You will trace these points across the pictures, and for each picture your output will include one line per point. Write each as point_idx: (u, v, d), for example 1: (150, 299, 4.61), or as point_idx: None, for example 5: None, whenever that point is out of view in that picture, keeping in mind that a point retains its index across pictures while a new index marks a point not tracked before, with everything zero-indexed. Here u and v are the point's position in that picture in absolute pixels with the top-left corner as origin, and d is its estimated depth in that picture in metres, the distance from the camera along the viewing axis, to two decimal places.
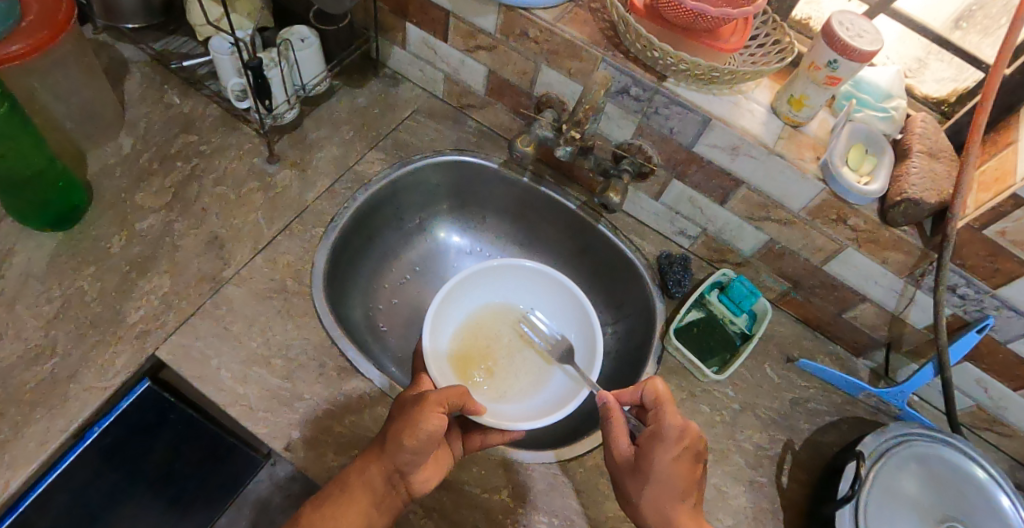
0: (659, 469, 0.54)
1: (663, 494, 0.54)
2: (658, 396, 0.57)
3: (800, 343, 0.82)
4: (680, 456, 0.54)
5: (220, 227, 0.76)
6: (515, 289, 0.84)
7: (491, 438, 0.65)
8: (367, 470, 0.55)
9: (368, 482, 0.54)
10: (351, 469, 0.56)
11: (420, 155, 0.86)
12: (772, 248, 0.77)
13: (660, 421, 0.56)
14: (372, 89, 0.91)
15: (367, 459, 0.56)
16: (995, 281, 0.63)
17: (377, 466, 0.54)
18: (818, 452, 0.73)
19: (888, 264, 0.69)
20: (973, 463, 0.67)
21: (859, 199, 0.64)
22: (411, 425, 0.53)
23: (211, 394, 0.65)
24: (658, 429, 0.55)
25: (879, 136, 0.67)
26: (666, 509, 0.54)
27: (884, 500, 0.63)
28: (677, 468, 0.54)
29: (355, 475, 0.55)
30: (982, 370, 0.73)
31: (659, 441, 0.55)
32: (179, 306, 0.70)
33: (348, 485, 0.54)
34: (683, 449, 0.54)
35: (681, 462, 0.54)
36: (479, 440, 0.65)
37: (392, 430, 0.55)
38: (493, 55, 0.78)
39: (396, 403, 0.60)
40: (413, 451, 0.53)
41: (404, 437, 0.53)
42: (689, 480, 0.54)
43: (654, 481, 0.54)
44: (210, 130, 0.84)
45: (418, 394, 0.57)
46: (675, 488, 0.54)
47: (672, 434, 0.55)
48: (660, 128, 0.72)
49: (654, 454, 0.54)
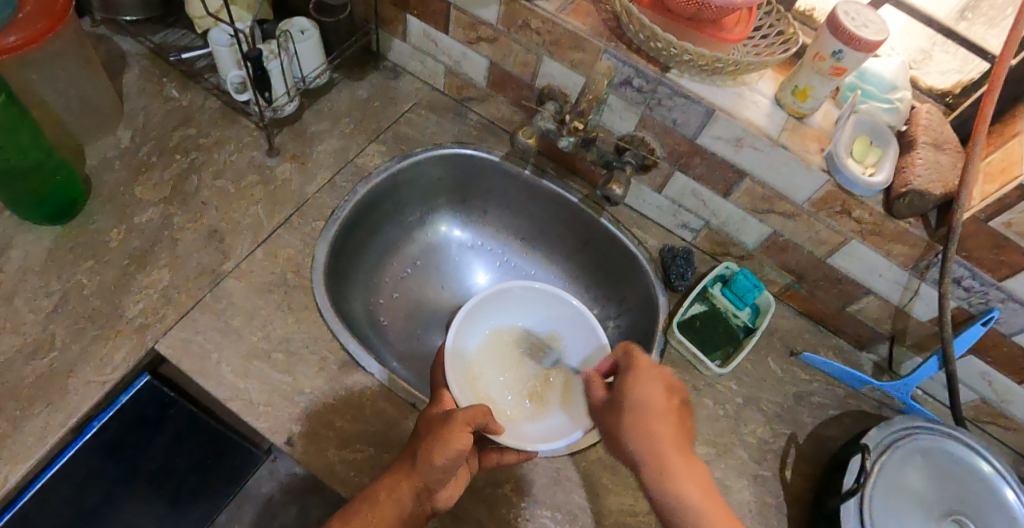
0: (633, 397, 0.57)
1: (643, 420, 0.56)
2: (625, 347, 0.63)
3: (803, 336, 0.81)
4: (652, 381, 0.58)
5: (219, 220, 0.76)
6: (561, 327, 0.83)
7: (508, 456, 0.65)
8: (397, 487, 0.54)
9: (398, 500, 0.54)
10: (378, 487, 0.55)
11: (421, 148, 0.85)
12: (776, 240, 0.77)
13: (629, 360, 0.61)
14: (372, 82, 0.90)
15: (396, 477, 0.55)
16: (1000, 273, 0.63)
17: (406, 484, 0.54)
18: (822, 446, 0.73)
19: (893, 257, 0.68)
20: (978, 456, 0.66)
21: (865, 190, 0.64)
22: (440, 444, 0.53)
23: (210, 387, 0.64)
24: (628, 369, 0.60)
25: (884, 128, 0.67)
26: (647, 438, 0.55)
27: (891, 495, 0.63)
28: (651, 393, 0.57)
29: (384, 493, 0.54)
30: (987, 363, 0.72)
31: (629, 373, 0.59)
32: (178, 300, 0.69)
33: (376, 502, 0.53)
34: (654, 374, 0.59)
35: (654, 388, 0.57)
36: (496, 458, 0.65)
37: (422, 448, 0.54)
38: (495, 47, 0.77)
39: (420, 421, 0.60)
40: (443, 470, 0.53)
41: (435, 456, 0.52)
42: (666, 407, 0.57)
43: (630, 410, 0.57)
44: (210, 123, 0.83)
45: (445, 414, 0.57)
46: (651, 412, 0.56)
47: (642, 365, 0.59)
48: (664, 120, 0.71)
49: (627, 388, 0.58)
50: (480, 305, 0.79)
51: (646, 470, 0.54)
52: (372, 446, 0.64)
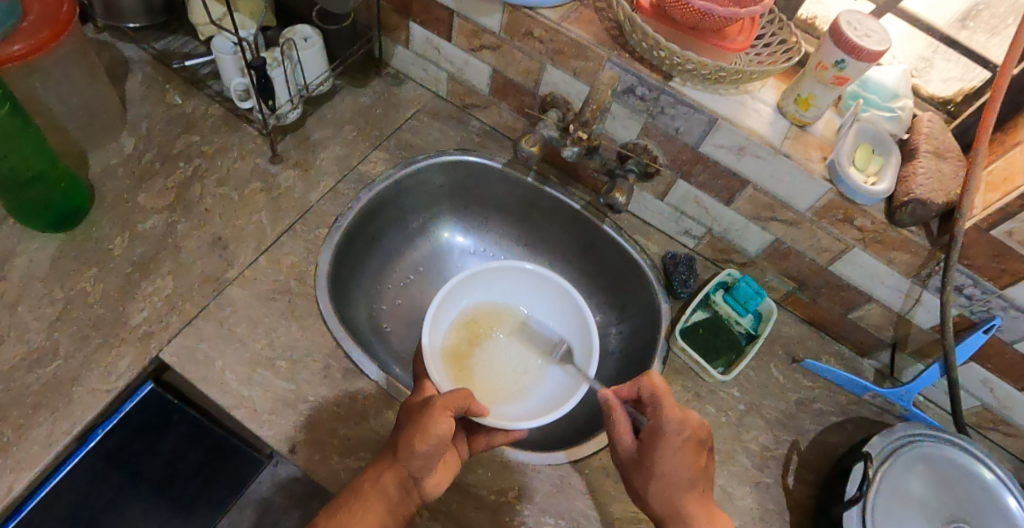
0: (664, 465, 0.55)
1: (672, 488, 0.54)
2: (655, 389, 0.57)
3: (805, 342, 0.82)
4: (686, 447, 0.55)
5: (223, 228, 0.76)
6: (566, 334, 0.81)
7: (496, 439, 0.65)
8: (381, 477, 0.54)
9: (382, 489, 0.53)
10: (364, 477, 0.55)
11: (423, 155, 0.86)
12: (778, 248, 0.77)
13: (661, 419, 0.56)
14: (375, 89, 0.91)
15: (380, 467, 0.55)
16: (1002, 281, 0.63)
17: (390, 473, 0.54)
18: (824, 453, 0.73)
19: (894, 265, 0.69)
20: (979, 464, 0.67)
21: (866, 199, 0.64)
22: (421, 430, 0.53)
23: (214, 396, 0.64)
24: (660, 429, 0.56)
25: (886, 137, 0.67)
26: (675, 505, 0.54)
27: (892, 503, 0.63)
28: (683, 462, 0.55)
29: (369, 483, 0.54)
30: (988, 370, 0.73)
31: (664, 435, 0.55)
32: (182, 308, 0.69)
33: (362, 493, 0.53)
34: (686, 441, 0.55)
35: (688, 456, 0.55)
36: (485, 440, 0.66)
37: (404, 436, 0.54)
38: (498, 55, 0.77)
39: (404, 410, 0.60)
40: (425, 456, 0.52)
41: (416, 443, 0.52)
42: (697, 472, 0.55)
43: (660, 474, 0.55)
44: (213, 130, 0.84)
45: (426, 400, 0.57)
46: (683, 481, 0.55)
47: (671, 428, 0.55)
48: (666, 128, 0.71)
49: (657, 453, 0.55)
50: (488, 275, 0.81)
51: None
52: (375, 453, 0.64)
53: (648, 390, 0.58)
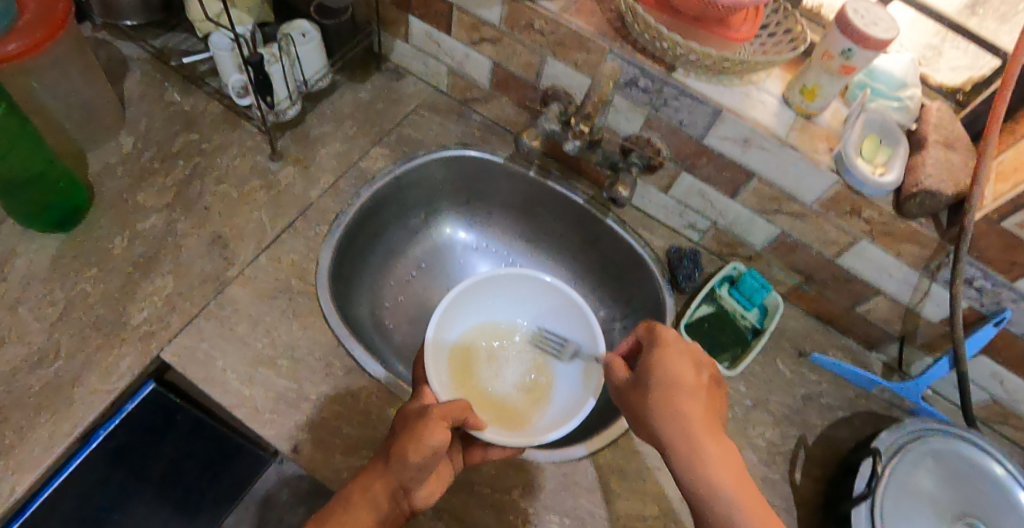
0: (661, 379, 0.52)
1: (673, 402, 0.50)
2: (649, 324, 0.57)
3: (812, 337, 0.81)
4: (680, 358, 0.53)
5: (223, 226, 0.75)
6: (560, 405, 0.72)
7: (492, 453, 0.64)
8: (371, 486, 0.53)
9: (372, 499, 0.53)
10: (353, 487, 0.54)
11: (425, 150, 0.84)
12: (784, 241, 0.76)
13: (656, 337, 0.55)
14: (375, 84, 0.89)
15: (371, 476, 0.54)
16: (1012, 273, 0.63)
17: (381, 483, 0.53)
18: (832, 448, 0.72)
19: (902, 257, 0.68)
20: (990, 459, 0.66)
21: (874, 191, 0.63)
22: (414, 440, 0.52)
23: (216, 395, 0.64)
24: (654, 346, 0.54)
25: (894, 127, 0.66)
26: (683, 417, 0.49)
27: (901, 499, 0.62)
28: (682, 371, 0.52)
29: (358, 494, 0.53)
30: (998, 363, 0.72)
31: (654, 351, 0.53)
32: (183, 307, 0.69)
33: (350, 503, 0.53)
34: (681, 350, 0.53)
35: (685, 365, 0.52)
36: (481, 454, 0.64)
37: (396, 446, 0.53)
38: (498, 48, 0.76)
39: (397, 419, 0.59)
40: (417, 468, 0.52)
41: (409, 453, 0.51)
42: (697, 384, 0.51)
43: (659, 385, 0.51)
44: (212, 128, 0.83)
45: (420, 410, 0.56)
46: (684, 392, 0.51)
47: (669, 338, 0.54)
48: (670, 120, 0.70)
49: (651, 369, 0.53)
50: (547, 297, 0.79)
51: (678, 458, 0.48)
52: (377, 453, 0.64)
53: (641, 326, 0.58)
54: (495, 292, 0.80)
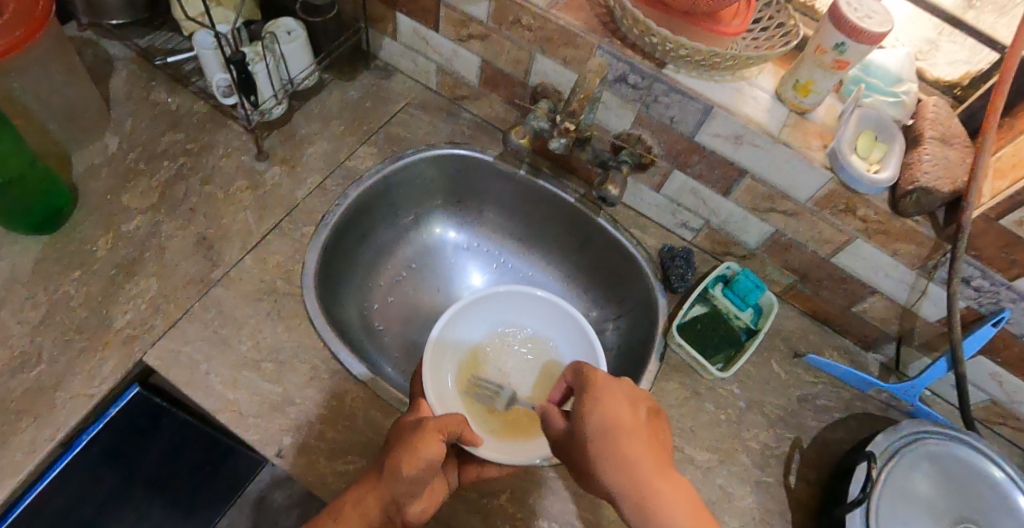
0: (598, 420, 0.50)
1: (614, 444, 0.49)
2: (576, 367, 0.57)
3: (807, 337, 0.79)
4: (612, 399, 0.51)
5: (208, 227, 0.74)
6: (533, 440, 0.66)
7: (487, 470, 0.63)
8: (363, 500, 0.52)
9: (364, 513, 0.51)
10: (345, 500, 0.53)
11: (413, 149, 0.82)
12: (778, 240, 0.74)
13: (587, 380, 0.54)
14: (363, 82, 0.87)
15: (363, 489, 0.53)
16: (1011, 272, 0.62)
17: (373, 496, 0.52)
18: (828, 451, 0.71)
19: (899, 256, 0.66)
20: (988, 461, 0.65)
21: (869, 188, 0.61)
22: (410, 452, 0.51)
23: (200, 399, 0.63)
24: (586, 389, 0.53)
25: (889, 122, 0.65)
26: (620, 461, 0.48)
27: (897, 503, 0.61)
28: (619, 411, 0.50)
29: (349, 506, 0.52)
30: (998, 364, 0.71)
31: (587, 393, 0.52)
32: (167, 310, 0.68)
33: (342, 516, 0.51)
34: (612, 391, 0.52)
35: (619, 402, 0.51)
36: (476, 470, 0.63)
37: (390, 457, 0.52)
38: (486, 44, 0.75)
39: (393, 432, 0.58)
40: (411, 481, 0.51)
41: (403, 466, 0.51)
42: (630, 422, 0.50)
43: (591, 430, 0.50)
44: (198, 128, 0.81)
45: (416, 422, 0.55)
46: (623, 432, 0.49)
47: (600, 378, 0.53)
48: (661, 117, 0.69)
49: (587, 412, 0.51)
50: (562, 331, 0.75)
51: (627, 504, 0.47)
52: (363, 457, 0.63)
53: (570, 371, 0.57)
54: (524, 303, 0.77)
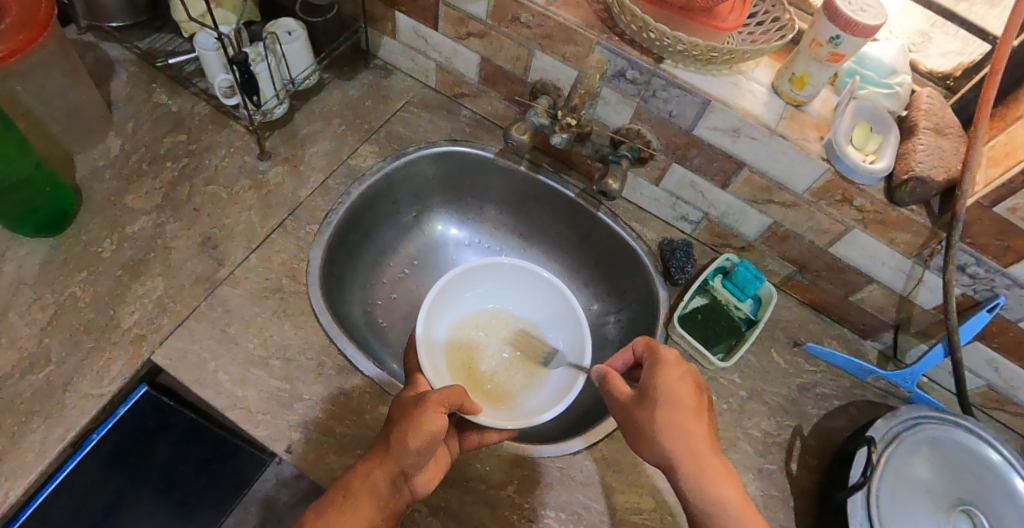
0: (665, 396, 0.53)
1: (678, 419, 0.52)
2: (648, 342, 0.59)
3: (806, 326, 0.80)
4: (682, 378, 0.54)
5: (212, 227, 0.75)
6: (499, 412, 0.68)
7: (488, 437, 0.63)
8: (371, 474, 0.53)
9: (373, 486, 0.52)
10: (352, 475, 0.54)
11: (414, 147, 0.83)
12: (777, 231, 0.75)
13: (657, 356, 0.56)
14: (363, 81, 0.88)
15: (370, 463, 0.54)
16: (1005, 260, 0.63)
17: (381, 470, 0.53)
18: (828, 438, 0.72)
19: (895, 245, 0.67)
20: (986, 445, 0.66)
21: (865, 178, 0.63)
22: (415, 426, 0.52)
23: (209, 397, 0.64)
24: (656, 365, 0.55)
25: (884, 113, 0.66)
26: (687, 436, 0.52)
27: (897, 486, 0.63)
28: (684, 390, 0.54)
29: (359, 481, 0.53)
30: (993, 350, 0.72)
31: (658, 368, 0.54)
32: (174, 310, 0.69)
33: (350, 492, 0.52)
34: (682, 371, 0.55)
35: (686, 383, 0.54)
36: (477, 439, 0.63)
37: (396, 431, 0.53)
38: (485, 42, 0.75)
39: (393, 407, 0.59)
40: (418, 453, 0.52)
41: (410, 439, 0.51)
42: (696, 401, 0.54)
43: (662, 405, 0.53)
44: (200, 129, 0.82)
45: (418, 396, 0.56)
46: (687, 410, 0.53)
47: (669, 357, 0.55)
48: (659, 111, 0.70)
49: (656, 386, 0.54)
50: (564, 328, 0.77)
51: (683, 472, 0.51)
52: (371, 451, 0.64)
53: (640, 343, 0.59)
54: (538, 289, 0.80)
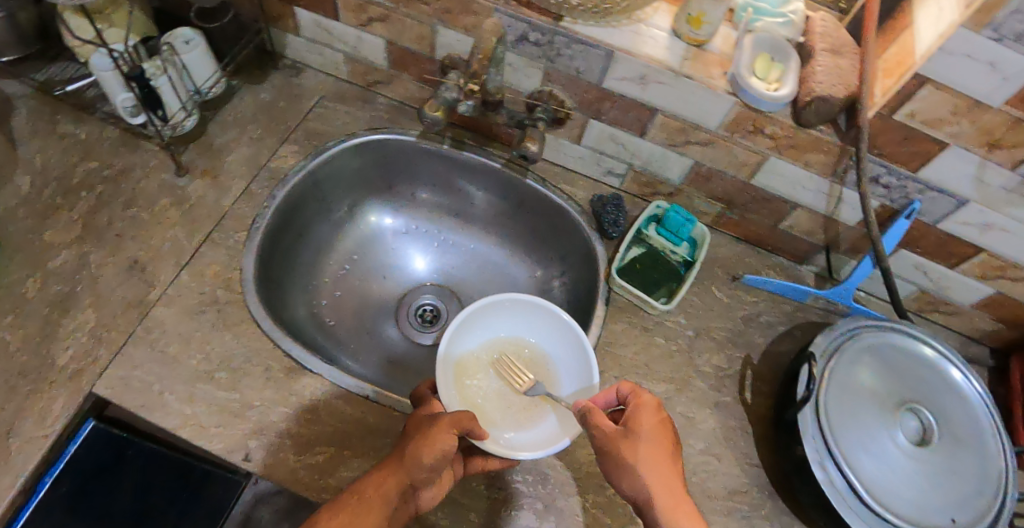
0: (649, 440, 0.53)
1: (660, 460, 0.53)
2: (632, 388, 0.58)
3: (743, 260, 0.82)
4: (662, 422, 0.55)
5: (139, 250, 0.73)
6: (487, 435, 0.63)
7: (491, 463, 0.61)
8: (383, 483, 0.53)
9: (385, 495, 0.52)
10: (365, 482, 0.54)
11: (334, 141, 0.82)
12: (699, 171, 0.77)
13: (640, 402, 0.56)
14: (274, 82, 0.86)
15: (383, 472, 0.54)
16: (913, 165, 0.65)
17: (393, 479, 0.53)
18: (777, 363, 0.74)
19: (811, 167, 0.69)
20: (920, 342, 0.70)
21: (771, 105, 0.64)
22: (430, 440, 0.53)
23: (158, 419, 0.63)
24: (639, 410, 0.55)
25: (783, 44, 0.68)
26: (665, 475, 0.52)
27: (843, 396, 0.65)
28: (663, 433, 0.54)
29: (371, 488, 0.53)
30: (919, 255, 0.76)
31: (642, 412, 0.55)
32: (110, 339, 0.67)
33: (363, 496, 0.52)
34: (661, 415, 0.56)
35: (664, 429, 0.55)
36: (481, 464, 0.61)
37: (412, 444, 0.54)
38: (388, 26, 0.75)
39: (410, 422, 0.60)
40: (430, 469, 0.53)
41: (423, 454, 0.52)
42: (672, 442, 0.55)
43: (642, 444, 0.53)
44: (111, 153, 0.79)
45: (434, 415, 0.57)
46: (666, 452, 0.54)
47: (652, 405, 0.56)
48: (567, 69, 0.70)
49: (642, 430, 0.54)
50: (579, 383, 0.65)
51: (660, 510, 0.51)
52: (331, 446, 0.64)
53: (627, 389, 0.59)
54: (564, 332, 0.68)
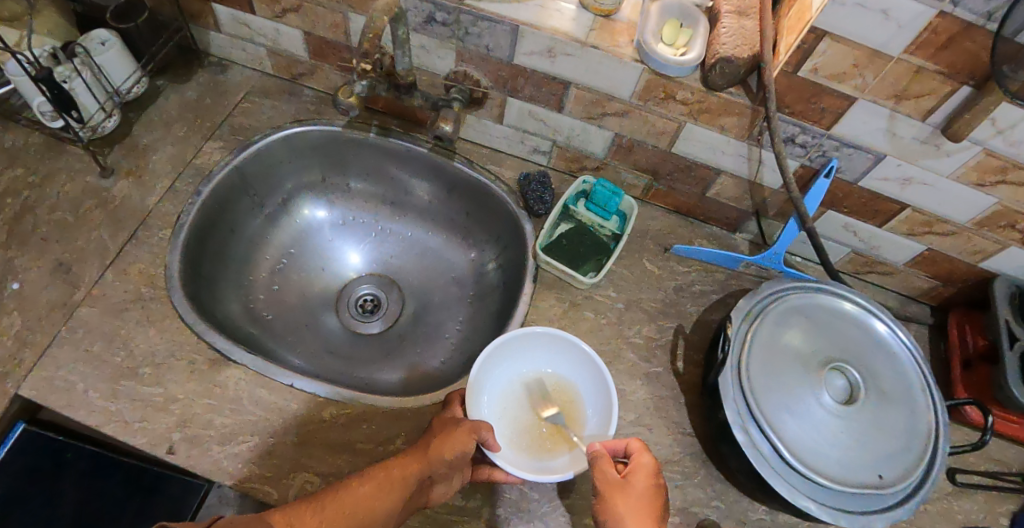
0: (639, 506, 0.52)
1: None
2: (640, 448, 0.56)
3: (675, 232, 0.82)
4: (655, 490, 0.54)
5: (63, 252, 0.73)
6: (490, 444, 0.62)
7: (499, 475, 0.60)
8: (406, 467, 0.54)
9: (407, 479, 0.53)
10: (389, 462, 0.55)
11: (261, 135, 0.82)
12: (621, 143, 0.76)
13: (642, 466, 0.54)
14: (199, 81, 0.87)
15: (408, 457, 0.55)
16: (825, 122, 0.64)
17: (417, 466, 0.54)
18: (708, 330, 0.74)
19: (727, 132, 0.69)
20: (841, 298, 0.70)
21: (679, 70, 0.64)
22: (460, 437, 0.55)
23: (79, 417, 0.63)
24: (637, 473, 0.54)
25: (690, 8, 0.68)
26: None
27: (765, 358, 0.64)
28: (653, 501, 0.53)
29: (396, 470, 0.54)
30: (846, 215, 0.75)
31: (640, 477, 0.54)
32: (34, 341, 0.67)
33: (387, 476, 0.53)
34: (655, 484, 0.54)
35: (654, 497, 0.53)
36: (487, 473, 0.60)
37: (440, 436, 0.55)
38: (301, 16, 0.75)
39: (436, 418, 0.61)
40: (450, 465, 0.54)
41: (447, 448, 0.54)
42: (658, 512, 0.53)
43: (632, 504, 0.52)
44: (37, 159, 0.79)
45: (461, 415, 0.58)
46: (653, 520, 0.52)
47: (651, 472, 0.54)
48: (478, 48, 0.70)
49: (634, 496, 0.52)
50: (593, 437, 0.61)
51: None
52: (257, 436, 0.64)
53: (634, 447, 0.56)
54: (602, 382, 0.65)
